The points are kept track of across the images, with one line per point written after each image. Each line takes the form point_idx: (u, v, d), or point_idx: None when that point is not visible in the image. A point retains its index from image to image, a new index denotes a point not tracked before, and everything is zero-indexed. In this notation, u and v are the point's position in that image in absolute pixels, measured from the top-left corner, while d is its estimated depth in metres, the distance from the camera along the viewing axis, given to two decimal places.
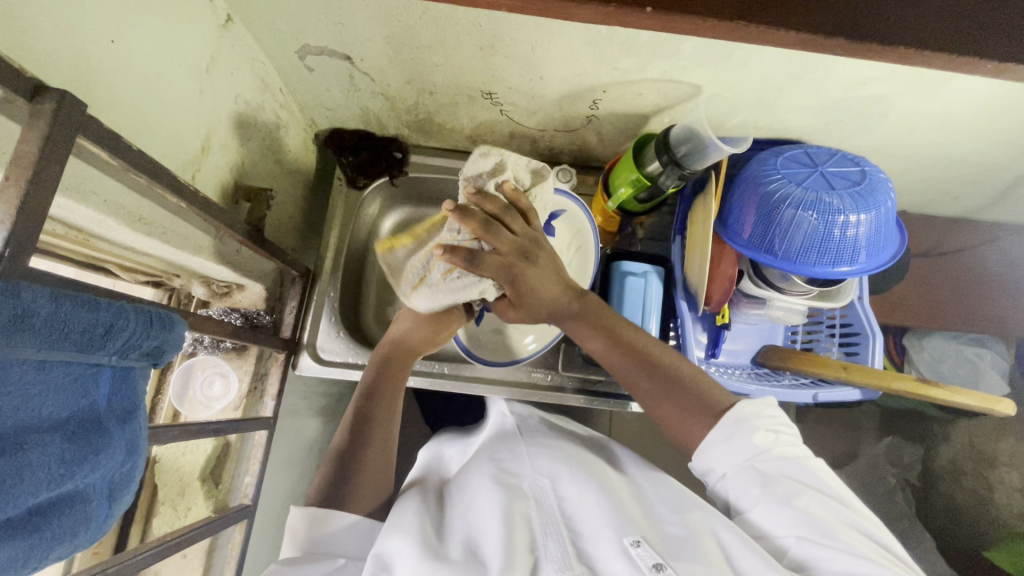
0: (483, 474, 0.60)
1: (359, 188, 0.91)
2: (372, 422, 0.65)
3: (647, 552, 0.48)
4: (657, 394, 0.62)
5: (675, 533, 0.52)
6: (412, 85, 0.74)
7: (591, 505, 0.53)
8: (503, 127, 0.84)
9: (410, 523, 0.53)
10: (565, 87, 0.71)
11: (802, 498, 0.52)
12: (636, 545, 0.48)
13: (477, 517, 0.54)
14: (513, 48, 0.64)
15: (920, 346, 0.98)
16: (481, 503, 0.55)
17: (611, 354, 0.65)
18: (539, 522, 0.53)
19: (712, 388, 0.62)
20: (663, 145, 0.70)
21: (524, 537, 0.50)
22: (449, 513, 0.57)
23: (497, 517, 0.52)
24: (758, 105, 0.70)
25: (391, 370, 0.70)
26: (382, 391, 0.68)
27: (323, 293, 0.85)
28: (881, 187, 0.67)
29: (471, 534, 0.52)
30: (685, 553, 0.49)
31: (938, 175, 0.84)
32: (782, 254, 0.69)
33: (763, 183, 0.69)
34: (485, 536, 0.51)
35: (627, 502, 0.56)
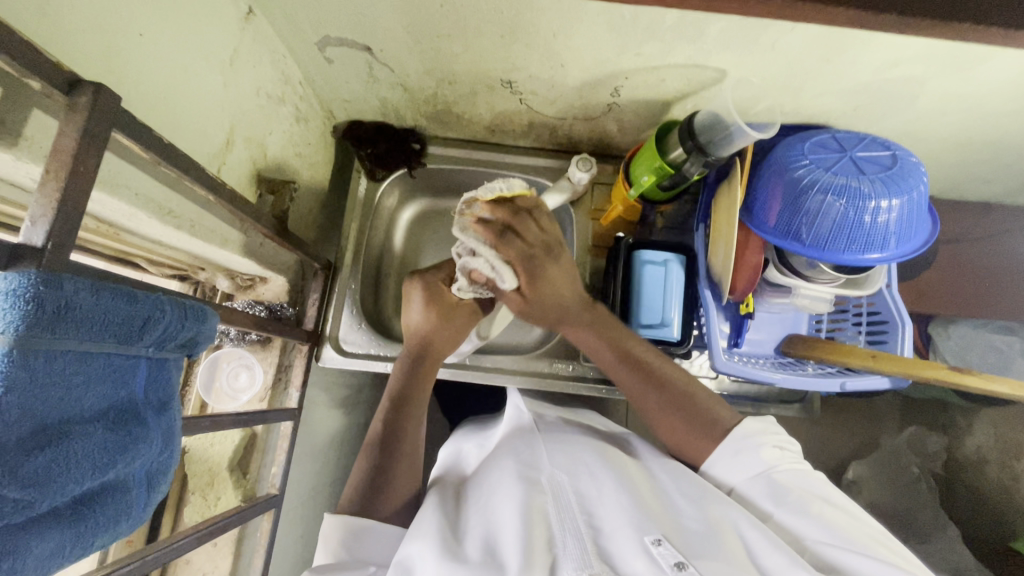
0: (499, 470, 0.59)
1: (377, 180, 0.91)
2: (400, 440, 0.65)
3: (669, 550, 0.47)
4: (667, 412, 0.65)
5: (694, 528, 0.51)
6: (432, 75, 0.74)
7: (611, 506, 0.53)
8: (522, 117, 0.83)
9: (429, 526, 0.53)
10: (587, 74, 0.70)
11: (814, 503, 0.53)
12: (657, 544, 0.47)
13: (494, 514, 0.53)
14: (535, 36, 0.63)
15: (946, 335, 0.97)
16: (499, 503, 0.54)
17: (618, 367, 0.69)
18: (558, 519, 0.52)
19: (717, 406, 0.65)
20: (688, 131, 0.69)
21: (542, 534, 0.50)
22: (469, 513, 0.56)
23: (516, 514, 0.51)
24: (785, 89, 0.69)
25: (421, 374, 0.71)
26: (413, 397, 0.69)
27: (345, 284, 0.86)
28: (913, 171, 0.65)
29: (488, 534, 0.51)
30: (706, 549, 0.49)
31: (970, 159, 0.81)
32: (808, 241, 0.68)
33: (789, 170, 0.68)
34: (504, 536, 0.50)
35: (649, 498, 0.55)
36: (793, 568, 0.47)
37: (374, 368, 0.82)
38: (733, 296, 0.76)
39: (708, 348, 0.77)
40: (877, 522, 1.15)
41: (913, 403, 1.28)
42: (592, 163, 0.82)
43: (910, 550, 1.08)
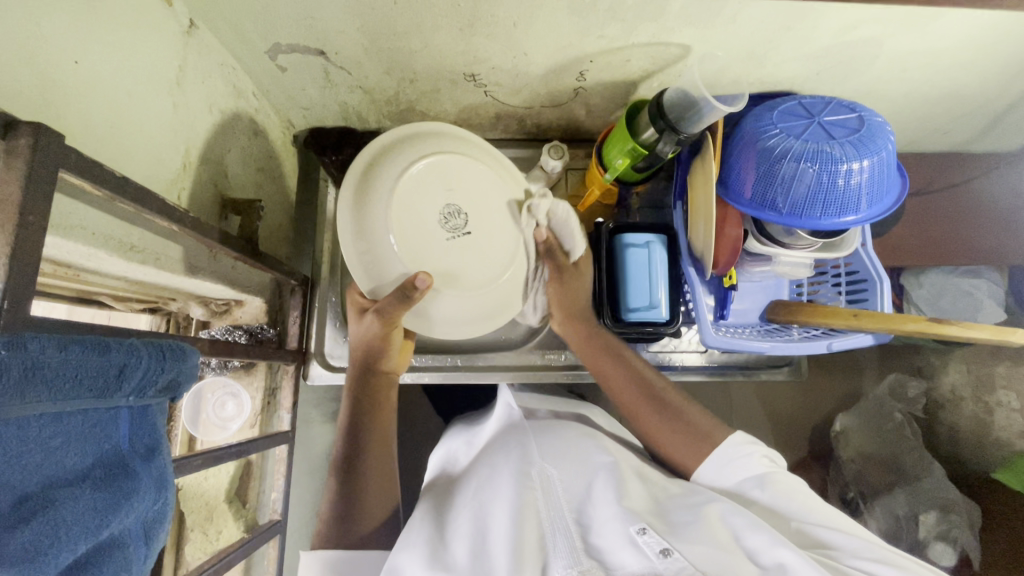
0: (492, 468, 0.59)
1: None
2: (362, 460, 0.65)
3: (654, 539, 0.47)
4: (662, 425, 0.67)
5: (681, 521, 0.52)
6: (392, 74, 0.72)
7: (598, 502, 0.53)
8: (488, 110, 0.81)
9: (417, 531, 0.52)
10: (551, 59, 0.69)
11: (801, 497, 0.57)
12: (643, 533, 0.47)
13: (486, 512, 0.52)
14: (495, 26, 0.62)
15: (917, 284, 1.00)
16: (491, 502, 0.53)
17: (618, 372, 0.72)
18: (547, 515, 0.51)
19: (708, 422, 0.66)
20: (657, 110, 0.68)
21: (533, 531, 0.49)
22: (460, 510, 0.55)
23: (507, 512, 0.50)
24: (749, 60, 0.69)
25: (364, 391, 0.70)
26: (364, 421, 0.68)
27: (325, 298, 0.83)
28: (879, 132, 0.66)
29: (480, 530, 0.51)
30: (692, 537, 0.49)
31: (929, 112, 0.83)
32: (785, 208, 0.68)
33: (760, 140, 0.68)
34: (493, 536, 0.49)
35: (635, 491, 0.55)
36: (776, 546, 0.47)
37: None
38: (717, 270, 0.76)
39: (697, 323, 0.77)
40: (868, 469, 1.21)
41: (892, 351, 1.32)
42: (563, 150, 0.82)
43: (901, 491, 1.15)
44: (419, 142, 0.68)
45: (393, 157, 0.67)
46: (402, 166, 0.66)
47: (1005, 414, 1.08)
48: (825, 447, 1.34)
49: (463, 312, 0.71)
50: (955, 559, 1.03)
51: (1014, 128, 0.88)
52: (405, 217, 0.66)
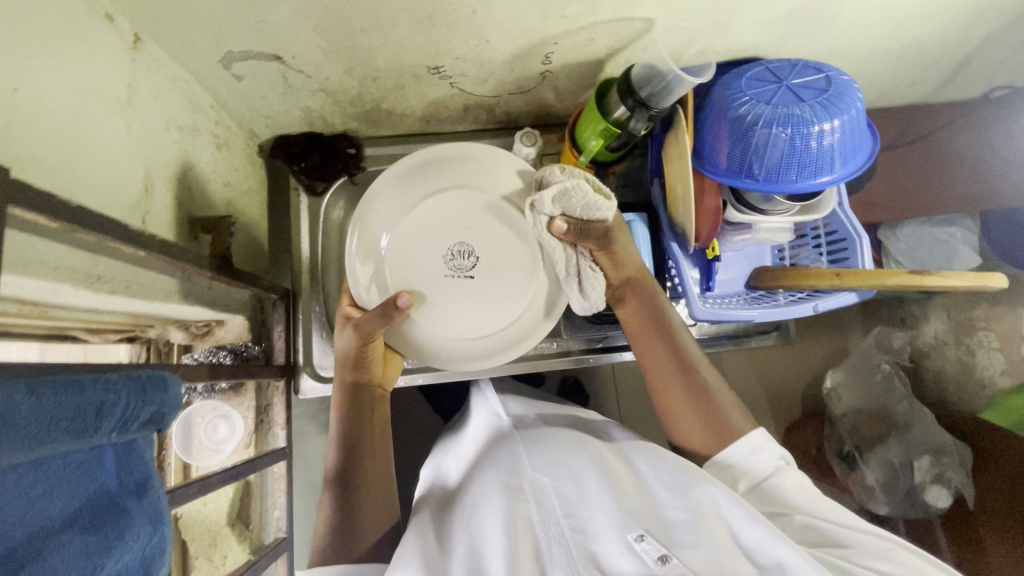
0: (484, 483, 0.58)
1: (319, 194, 0.87)
2: (359, 479, 0.64)
3: (652, 545, 0.47)
4: (689, 410, 0.67)
5: (676, 517, 0.51)
6: (353, 74, 0.70)
7: (592, 506, 0.52)
8: (456, 102, 0.80)
9: (411, 549, 0.52)
10: (515, 43, 0.67)
11: (816, 499, 0.58)
12: (640, 540, 0.48)
13: (479, 528, 0.52)
14: (454, 15, 0.60)
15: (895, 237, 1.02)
16: (483, 517, 0.53)
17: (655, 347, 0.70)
18: (542, 526, 0.51)
19: (730, 406, 0.66)
20: (626, 87, 0.67)
21: (528, 544, 0.48)
22: (455, 531, 0.55)
23: (500, 527, 0.49)
24: (714, 28, 0.68)
25: (359, 410, 0.68)
26: (362, 440, 0.67)
27: (308, 309, 0.82)
28: (847, 89, 0.66)
29: (474, 548, 0.50)
30: (690, 538, 0.49)
31: (893, 66, 0.84)
32: (761, 176, 0.68)
33: (731, 109, 0.68)
34: (489, 550, 0.48)
35: (630, 494, 0.55)
36: (774, 542, 0.47)
37: None
38: (700, 243, 0.75)
39: (684, 297, 0.77)
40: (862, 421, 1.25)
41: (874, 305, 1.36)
42: (536, 137, 0.83)
43: (893, 442, 1.18)
44: (429, 178, 0.66)
45: (401, 198, 0.66)
46: (411, 206, 0.66)
47: (986, 354, 1.10)
48: (818, 406, 1.37)
49: (481, 346, 0.71)
50: (949, 498, 1.09)
51: (974, 76, 0.90)
52: (406, 262, 0.67)
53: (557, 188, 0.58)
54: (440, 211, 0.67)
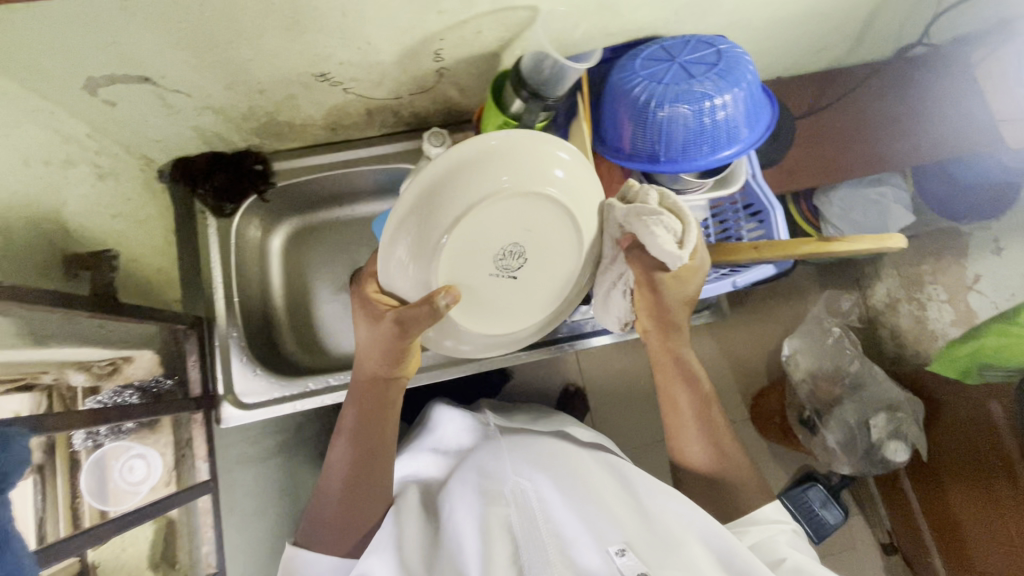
0: (463, 485, 0.63)
1: (229, 215, 0.83)
2: (366, 471, 0.64)
3: (632, 560, 0.50)
4: (703, 477, 0.70)
5: (659, 537, 0.56)
6: (236, 89, 0.67)
7: (569, 521, 0.56)
8: (357, 108, 0.77)
9: (383, 551, 0.57)
10: (400, 43, 0.65)
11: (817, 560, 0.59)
12: (621, 554, 0.51)
13: (461, 532, 0.57)
14: (323, 19, 0.58)
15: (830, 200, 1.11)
16: (462, 520, 0.58)
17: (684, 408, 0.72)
18: (521, 528, 0.56)
19: (743, 488, 0.69)
20: (518, 80, 0.65)
21: (503, 548, 0.53)
22: (442, 534, 0.60)
23: (476, 531, 0.55)
24: (604, 10, 0.67)
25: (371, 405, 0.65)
26: (371, 432, 0.65)
27: (226, 335, 0.78)
28: (738, 61, 0.65)
29: (460, 554, 0.55)
30: (666, 557, 0.53)
31: (798, 33, 0.83)
32: (666, 159, 0.69)
33: (625, 92, 0.67)
34: (469, 555, 0.54)
35: (617, 508, 0.59)
36: None
37: (282, 412, 0.77)
38: None
39: None
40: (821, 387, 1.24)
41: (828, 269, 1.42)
42: (444, 135, 0.81)
43: (849, 402, 1.20)
44: (499, 146, 0.55)
45: (445, 173, 0.54)
46: (473, 193, 0.54)
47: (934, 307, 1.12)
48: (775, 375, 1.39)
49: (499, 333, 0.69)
50: (907, 452, 1.11)
51: (881, 37, 0.90)
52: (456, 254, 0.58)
53: (636, 209, 0.58)
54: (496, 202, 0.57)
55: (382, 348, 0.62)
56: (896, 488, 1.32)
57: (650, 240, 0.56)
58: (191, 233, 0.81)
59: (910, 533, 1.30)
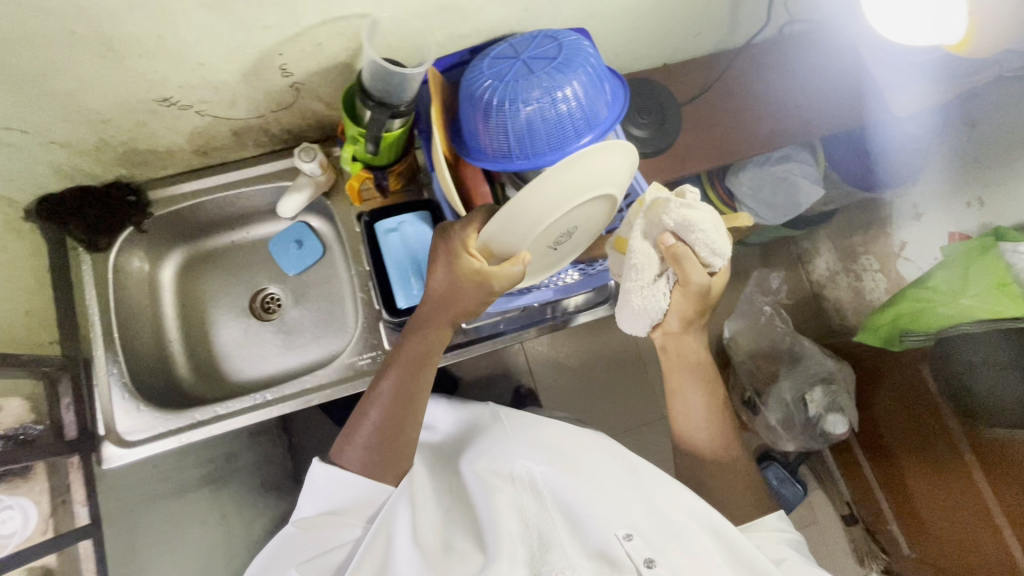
0: (471, 470, 0.67)
1: (103, 248, 0.80)
2: (413, 408, 0.67)
3: (638, 546, 0.56)
4: (718, 469, 0.76)
5: (670, 522, 0.60)
6: (76, 121, 0.65)
7: (593, 497, 0.60)
8: (221, 129, 0.76)
9: (402, 508, 0.61)
10: (237, 61, 0.63)
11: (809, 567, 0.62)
12: (628, 539, 0.57)
13: (477, 515, 0.62)
14: (139, 43, 0.56)
15: (740, 182, 1.18)
16: (478, 504, 0.62)
17: (699, 403, 0.78)
18: (535, 514, 0.61)
19: (745, 485, 0.75)
20: (362, 91, 0.65)
21: (511, 525, 0.58)
22: (458, 516, 0.65)
23: (487, 511, 0.60)
24: (446, 12, 0.66)
25: (428, 346, 0.69)
26: (420, 373, 0.69)
27: (105, 374, 0.78)
28: (578, 53, 0.66)
29: (477, 533, 0.60)
30: (672, 546, 0.58)
31: (665, 20, 0.84)
32: (522, 156, 0.67)
33: (472, 92, 0.66)
34: (484, 532, 0.59)
35: (628, 491, 0.63)
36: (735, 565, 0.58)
37: (170, 445, 0.77)
38: None
39: None
40: (757, 362, 1.36)
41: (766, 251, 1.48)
42: (315, 149, 0.79)
43: (785, 379, 1.30)
44: (573, 172, 0.61)
45: (546, 191, 0.60)
46: (557, 194, 0.61)
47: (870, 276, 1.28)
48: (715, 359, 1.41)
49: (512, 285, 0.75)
50: (845, 423, 1.22)
51: (755, 16, 0.91)
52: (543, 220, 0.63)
53: (686, 215, 0.64)
54: (608, 176, 0.64)
55: (451, 300, 0.65)
56: (853, 463, 1.36)
57: (700, 240, 0.65)
58: (63, 273, 0.79)
59: (866, 503, 1.34)
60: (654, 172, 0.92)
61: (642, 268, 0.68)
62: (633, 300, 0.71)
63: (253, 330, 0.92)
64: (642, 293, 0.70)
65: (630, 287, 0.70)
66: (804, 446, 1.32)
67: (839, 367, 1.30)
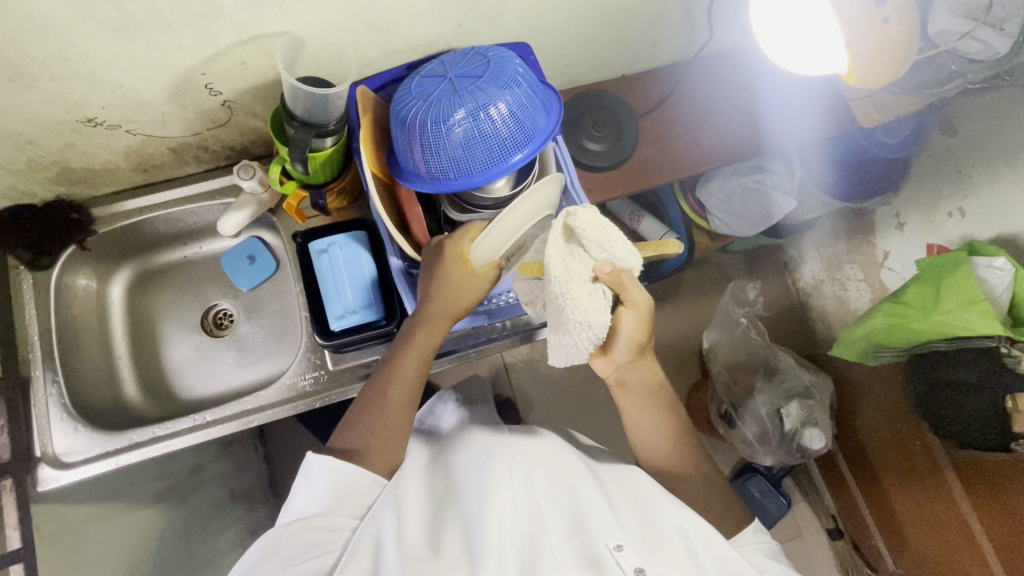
0: (474, 465, 0.63)
1: (46, 267, 0.80)
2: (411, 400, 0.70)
3: (630, 556, 0.53)
4: (695, 490, 0.73)
5: (661, 535, 0.58)
6: (1, 142, 0.65)
7: (592, 505, 0.57)
8: (158, 147, 0.75)
9: (388, 513, 0.59)
10: (158, 81, 0.62)
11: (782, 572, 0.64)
12: (620, 549, 0.54)
13: (468, 513, 0.58)
14: (50, 66, 0.56)
15: (709, 193, 1.15)
16: (472, 500, 0.59)
17: (660, 428, 0.74)
18: (529, 519, 0.57)
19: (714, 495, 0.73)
20: (286, 110, 0.65)
21: (502, 530, 0.55)
22: (450, 511, 0.61)
23: (480, 511, 0.56)
24: (372, 29, 0.64)
25: (430, 340, 0.69)
26: (422, 364, 0.70)
27: (44, 395, 0.78)
28: (507, 69, 0.64)
29: (467, 534, 0.57)
30: (661, 556, 0.55)
31: (614, 32, 0.82)
32: (453, 176, 0.65)
33: (399, 112, 0.64)
34: (474, 534, 0.55)
35: (621, 502, 0.61)
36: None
37: (109, 466, 0.77)
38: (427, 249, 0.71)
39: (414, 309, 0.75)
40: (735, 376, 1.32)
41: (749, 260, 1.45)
42: (253, 166, 0.78)
43: (760, 393, 1.25)
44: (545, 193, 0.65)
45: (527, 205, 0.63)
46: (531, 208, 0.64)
47: (855, 287, 1.24)
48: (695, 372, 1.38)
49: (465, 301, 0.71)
50: (822, 438, 1.17)
51: (713, 25, 0.89)
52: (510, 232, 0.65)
53: (596, 220, 0.58)
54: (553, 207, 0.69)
55: (450, 301, 0.66)
56: (841, 480, 1.31)
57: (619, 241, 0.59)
58: (3, 291, 0.78)
59: (853, 519, 1.30)
60: (609, 185, 0.90)
61: (569, 285, 0.57)
62: (566, 325, 0.60)
63: (204, 347, 0.91)
64: (581, 318, 0.59)
65: (559, 308, 0.58)
66: (781, 461, 1.28)
67: (817, 381, 1.26)
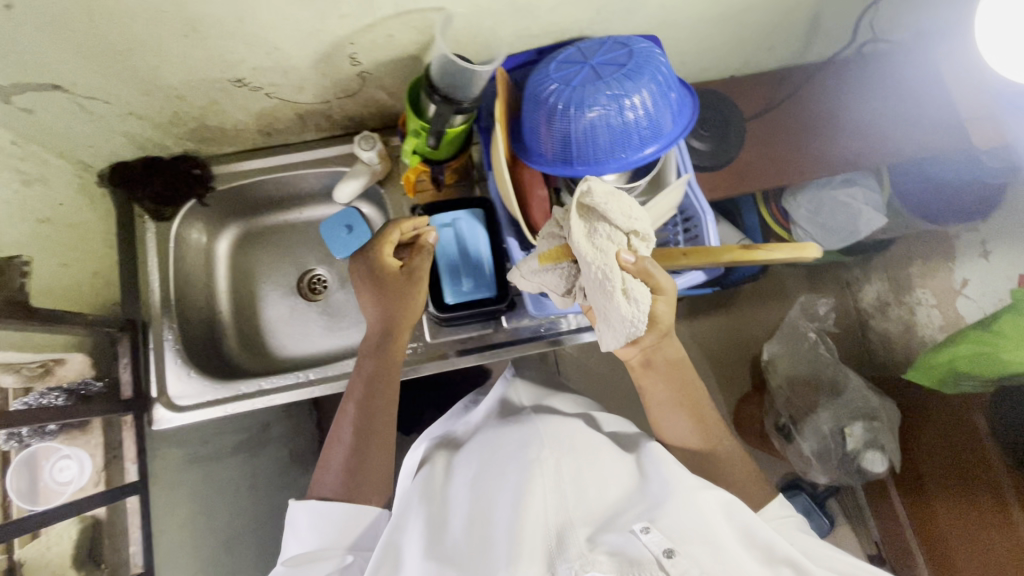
0: (492, 458, 0.61)
1: (167, 219, 0.84)
2: (372, 424, 0.66)
3: (656, 537, 0.49)
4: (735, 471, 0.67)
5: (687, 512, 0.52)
6: (155, 94, 0.68)
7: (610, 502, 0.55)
8: (287, 112, 0.77)
9: (414, 518, 0.57)
10: (311, 48, 0.65)
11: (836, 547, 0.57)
12: (646, 531, 0.49)
13: (493, 505, 0.56)
14: (222, 24, 0.58)
15: (797, 204, 1.13)
16: (498, 492, 0.56)
17: (683, 412, 0.69)
18: (555, 502, 0.54)
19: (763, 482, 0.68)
20: (430, 85, 0.66)
21: (531, 515, 0.51)
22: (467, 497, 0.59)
23: (508, 504, 0.54)
24: (518, 12, 0.65)
25: (384, 361, 0.70)
26: (380, 387, 0.69)
27: (160, 339, 0.82)
28: (650, 61, 0.64)
29: (490, 524, 0.54)
30: (693, 535, 0.50)
31: (738, 32, 0.81)
32: (582, 162, 0.66)
33: (538, 94, 0.65)
34: (499, 525, 0.53)
35: (638, 490, 0.57)
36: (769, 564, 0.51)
37: (214, 413, 0.80)
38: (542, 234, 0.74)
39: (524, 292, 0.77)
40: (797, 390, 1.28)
41: (817, 272, 1.43)
42: (374, 138, 0.80)
43: (825, 410, 1.22)
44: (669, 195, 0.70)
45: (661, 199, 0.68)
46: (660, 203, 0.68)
47: (924, 311, 1.18)
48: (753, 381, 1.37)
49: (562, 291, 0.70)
50: (884, 462, 1.15)
51: (834, 31, 0.88)
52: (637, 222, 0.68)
53: (612, 193, 0.57)
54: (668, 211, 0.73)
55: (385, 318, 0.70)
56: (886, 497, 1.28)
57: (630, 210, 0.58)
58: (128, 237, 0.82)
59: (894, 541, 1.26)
60: (710, 185, 0.89)
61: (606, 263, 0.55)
62: (610, 304, 0.57)
63: (298, 309, 0.94)
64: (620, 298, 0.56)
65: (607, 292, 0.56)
66: (835, 479, 1.26)
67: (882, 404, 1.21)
